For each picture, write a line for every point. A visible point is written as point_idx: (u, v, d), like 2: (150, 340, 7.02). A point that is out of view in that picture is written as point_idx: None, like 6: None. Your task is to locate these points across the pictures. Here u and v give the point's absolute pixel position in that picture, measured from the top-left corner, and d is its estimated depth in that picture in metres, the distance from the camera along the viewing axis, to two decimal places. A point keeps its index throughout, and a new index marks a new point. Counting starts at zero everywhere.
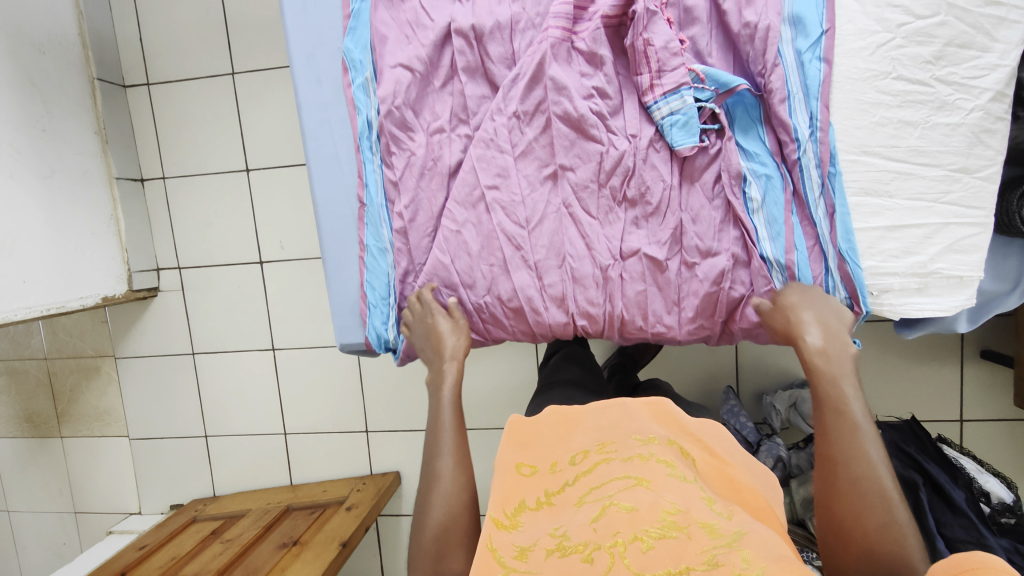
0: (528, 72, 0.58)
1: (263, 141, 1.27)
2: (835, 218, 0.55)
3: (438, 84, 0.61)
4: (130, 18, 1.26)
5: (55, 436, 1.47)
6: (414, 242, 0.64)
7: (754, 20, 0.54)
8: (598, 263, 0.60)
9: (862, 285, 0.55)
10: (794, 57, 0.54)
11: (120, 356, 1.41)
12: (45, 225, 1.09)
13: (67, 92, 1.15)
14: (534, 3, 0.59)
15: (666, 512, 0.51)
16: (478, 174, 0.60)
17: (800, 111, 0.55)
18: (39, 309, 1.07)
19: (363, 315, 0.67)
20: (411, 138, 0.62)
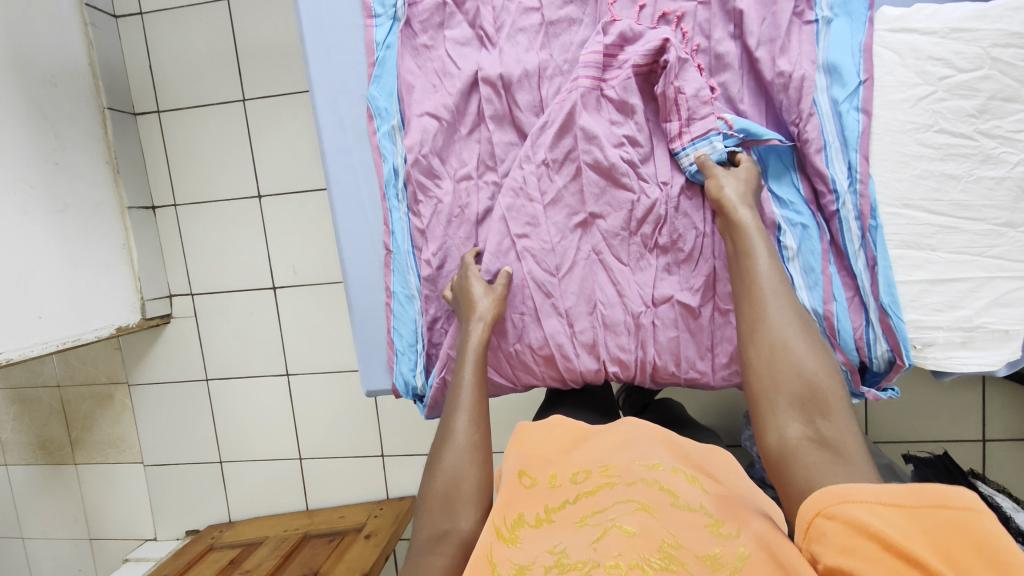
0: (557, 121, 0.59)
1: (275, 166, 1.26)
2: (876, 271, 0.58)
3: (466, 131, 0.63)
4: (140, 46, 1.26)
5: (68, 463, 1.47)
6: (443, 288, 0.64)
7: (789, 69, 0.58)
8: (629, 310, 0.60)
9: (905, 339, 0.57)
10: (830, 106, 0.58)
11: (133, 382, 1.41)
12: (59, 259, 1.09)
13: (78, 123, 1.15)
14: (562, 51, 0.61)
15: (664, 544, 0.48)
16: (508, 223, 0.61)
17: (838, 161, 0.58)
18: (55, 343, 1.07)
19: (391, 362, 0.67)
20: (439, 185, 0.63)
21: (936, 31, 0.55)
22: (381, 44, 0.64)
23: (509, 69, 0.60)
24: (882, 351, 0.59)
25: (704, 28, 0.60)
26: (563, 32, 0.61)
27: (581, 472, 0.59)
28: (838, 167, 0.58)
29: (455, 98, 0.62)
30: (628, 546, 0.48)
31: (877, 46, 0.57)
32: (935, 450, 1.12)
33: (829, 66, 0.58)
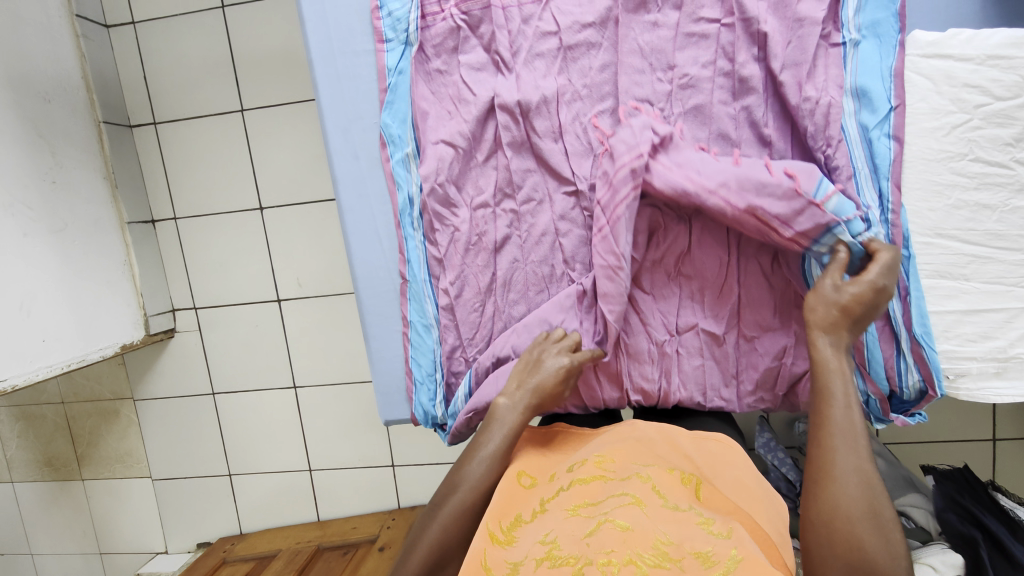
0: (578, 148, 0.62)
1: (277, 178, 1.24)
2: (909, 302, 0.58)
3: (482, 158, 0.64)
4: (133, 56, 1.23)
5: (75, 479, 1.46)
6: (461, 317, 0.65)
7: (815, 95, 0.57)
8: (654, 340, 0.64)
9: (936, 369, 0.58)
10: (860, 132, 0.57)
11: (138, 398, 1.39)
12: (62, 280, 1.07)
13: (74, 139, 1.13)
14: (580, 76, 0.62)
15: (658, 541, 0.48)
16: (527, 252, 0.63)
17: (869, 189, 0.58)
18: (60, 366, 1.05)
19: (409, 392, 0.67)
20: (457, 213, 0.64)
21: (972, 57, 0.55)
22: (393, 69, 0.65)
23: (526, 97, 0.61)
24: (913, 381, 0.60)
25: (725, 52, 0.60)
26: (581, 58, 0.62)
27: (576, 461, 0.59)
28: (869, 195, 0.58)
29: (474, 125, 0.63)
30: (622, 540, 0.47)
31: (909, 71, 0.57)
32: (954, 462, 1.12)
33: (858, 91, 0.58)
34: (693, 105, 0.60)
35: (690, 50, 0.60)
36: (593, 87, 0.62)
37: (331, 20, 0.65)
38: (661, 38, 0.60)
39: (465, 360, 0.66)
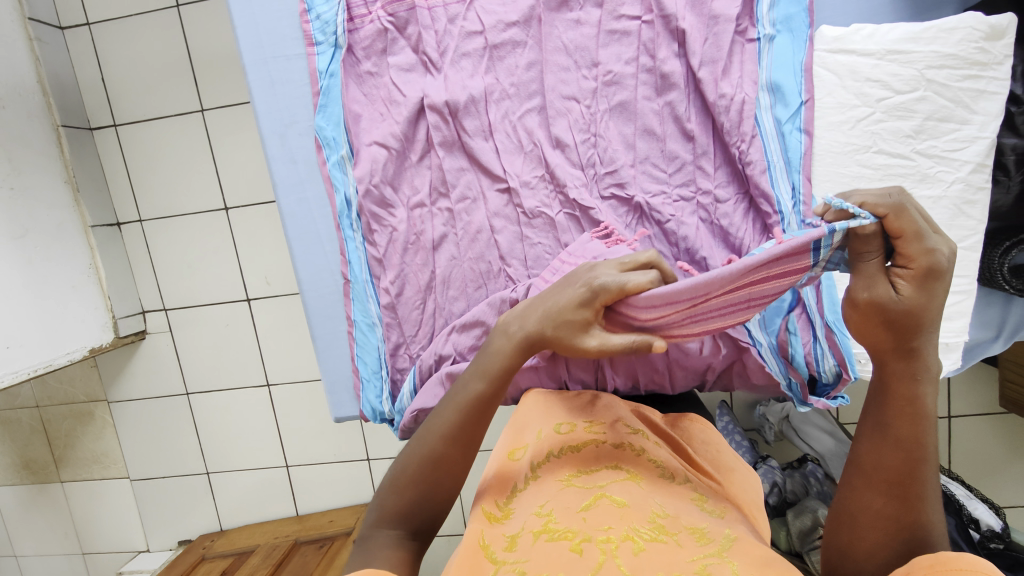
0: (506, 147, 0.64)
1: (239, 178, 1.24)
2: (822, 290, 0.63)
3: (416, 158, 0.66)
4: (90, 58, 1.22)
5: (54, 481, 1.47)
6: (403, 315, 0.67)
7: (730, 92, 0.59)
8: None
9: (849, 353, 0.61)
10: (774, 125, 0.59)
11: (113, 400, 1.40)
12: (23, 288, 1.07)
13: (32, 144, 1.12)
14: (507, 75, 0.64)
15: (655, 514, 0.52)
16: (462, 248, 0.65)
17: (784, 181, 0.59)
18: (26, 372, 1.05)
19: (358, 391, 0.69)
20: (392, 213, 0.66)
21: (873, 52, 0.57)
22: (325, 72, 0.66)
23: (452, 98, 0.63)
24: (830, 365, 0.62)
25: (645, 47, 0.61)
26: (506, 58, 0.64)
27: (566, 424, 0.64)
28: (781, 186, 0.59)
29: (403, 124, 0.65)
30: (620, 515, 0.52)
31: (818, 66, 0.59)
32: None
33: (772, 86, 0.60)
34: (617, 102, 0.62)
35: (611, 48, 0.62)
36: (519, 84, 0.63)
37: (260, 24, 0.66)
38: (583, 35, 0.62)
39: (409, 357, 0.68)
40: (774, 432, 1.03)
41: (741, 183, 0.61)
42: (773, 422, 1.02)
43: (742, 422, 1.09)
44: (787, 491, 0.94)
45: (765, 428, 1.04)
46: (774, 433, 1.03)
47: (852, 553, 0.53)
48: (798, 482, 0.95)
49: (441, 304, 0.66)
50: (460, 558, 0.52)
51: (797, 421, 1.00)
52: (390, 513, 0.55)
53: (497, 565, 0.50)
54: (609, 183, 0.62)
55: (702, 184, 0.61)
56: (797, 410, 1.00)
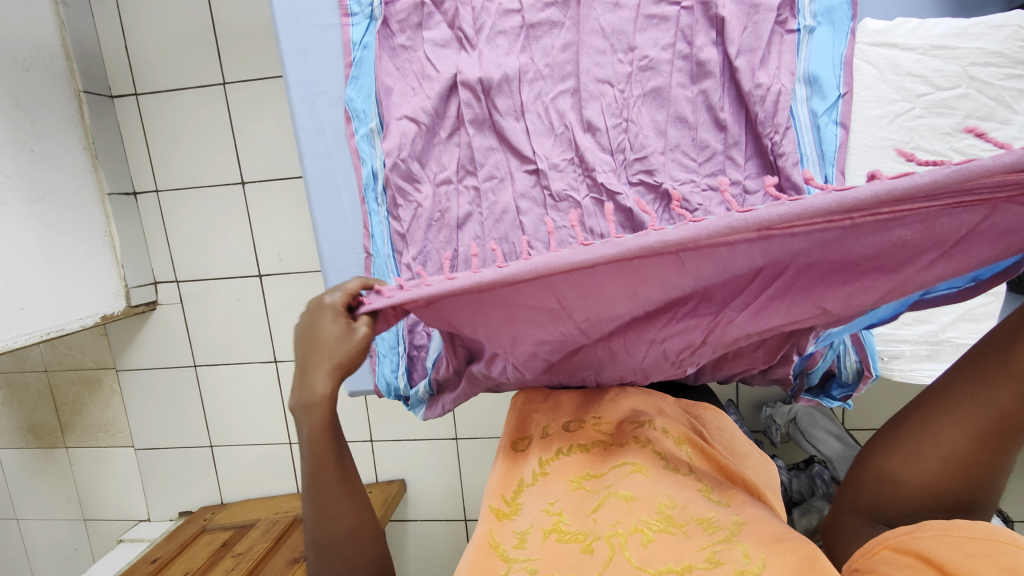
0: (536, 128, 0.64)
1: (258, 153, 1.24)
2: None
3: (445, 135, 0.66)
4: (114, 25, 1.22)
5: (59, 447, 1.48)
6: None
7: (767, 82, 0.59)
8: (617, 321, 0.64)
9: (872, 349, 0.61)
10: (809, 118, 0.59)
11: (120, 368, 1.41)
12: (39, 250, 1.07)
13: (53, 108, 1.13)
14: (542, 55, 0.64)
15: (662, 504, 0.53)
16: (484, 227, 0.64)
17: (816, 172, 0.59)
18: (38, 335, 1.06)
19: (374, 365, 0.72)
20: (418, 188, 0.66)
21: (915, 47, 0.59)
22: (358, 43, 0.68)
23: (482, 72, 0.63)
24: (851, 361, 0.62)
25: (683, 31, 0.61)
26: (541, 37, 0.64)
27: (574, 421, 0.65)
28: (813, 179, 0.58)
29: (434, 99, 0.65)
30: (627, 509, 0.53)
31: (859, 58, 0.61)
32: None
33: (809, 79, 0.60)
34: (653, 87, 0.61)
35: (649, 30, 0.61)
36: (553, 63, 0.63)
37: None
38: (622, 16, 0.62)
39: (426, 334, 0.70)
40: (781, 433, 1.03)
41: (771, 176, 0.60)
42: (780, 424, 1.01)
43: (749, 423, 1.10)
44: (793, 491, 0.95)
45: (772, 430, 1.03)
46: (781, 434, 1.03)
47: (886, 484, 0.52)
48: (805, 483, 0.95)
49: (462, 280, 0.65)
50: (471, 554, 0.53)
51: (804, 422, 1.00)
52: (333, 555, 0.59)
53: (509, 562, 0.51)
54: (637, 167, 0.62)
55: (731, 174, 0.60)
56: (805, 411, 1.00)
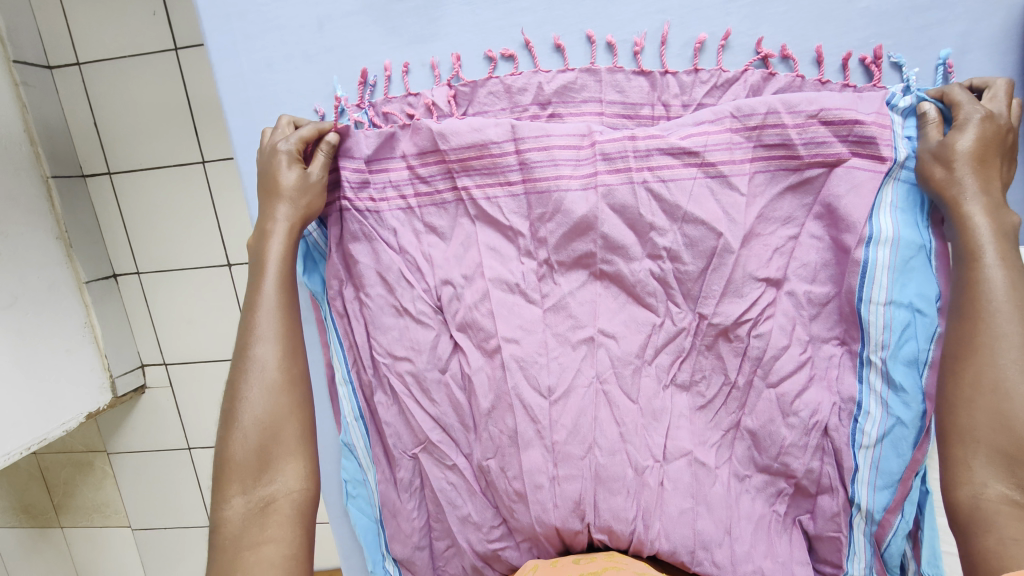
0: (575, 223, 0.58)
1: (243, 234, 1.16)
2: (921, 537, 0.57)
3: (453, 213, 0.61)
4: (81, 101, 1.11)
5: (54, 526, 1.43)
6: (419, 419, 0.61)
7: (780, 232, 0.58)
8: (633, 460, 0.59)
9: None
10: (889, 260, 0.54)
11: (112, 451, 1.34)
12: (13, 361, 0.99)
13: (20, 201, 1.04)
14: (572, 157, 0.58)
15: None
16: (500, 323, 0.59)
17: (896, 365, 0.55)
18: (18, 452, 1.00)
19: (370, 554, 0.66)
20: (467, 282, 0.60)
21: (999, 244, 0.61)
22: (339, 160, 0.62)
23: (496, 145, 0.58)
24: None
25: (711, 179, 0.57)
26: (590, 162, 0.58)
27: (586, 557, 0.58)
28: (872, 360, 0.56)
29: (491, 205, 0.59)
30: None
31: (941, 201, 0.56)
32: None
33: (861, 262, 0.55)
34: (689, 214, 0.57)
35: (679, 172, 0.57)
36: (592, 193, 0.58)
37: None
38: (662, 153, 0.56)
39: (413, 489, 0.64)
40: None
41: (779, 302, 0.58)
42: None
43: None
44: None
45: None
46: None
47: (980, 543, 0.42)
48: None
49: (528, 371, 0.59)
50: None
51: None
52: (236, 477, 0.50)
53: None
54: (668, 268, 0.58)
55: (749, 294, 0.58)
56: None
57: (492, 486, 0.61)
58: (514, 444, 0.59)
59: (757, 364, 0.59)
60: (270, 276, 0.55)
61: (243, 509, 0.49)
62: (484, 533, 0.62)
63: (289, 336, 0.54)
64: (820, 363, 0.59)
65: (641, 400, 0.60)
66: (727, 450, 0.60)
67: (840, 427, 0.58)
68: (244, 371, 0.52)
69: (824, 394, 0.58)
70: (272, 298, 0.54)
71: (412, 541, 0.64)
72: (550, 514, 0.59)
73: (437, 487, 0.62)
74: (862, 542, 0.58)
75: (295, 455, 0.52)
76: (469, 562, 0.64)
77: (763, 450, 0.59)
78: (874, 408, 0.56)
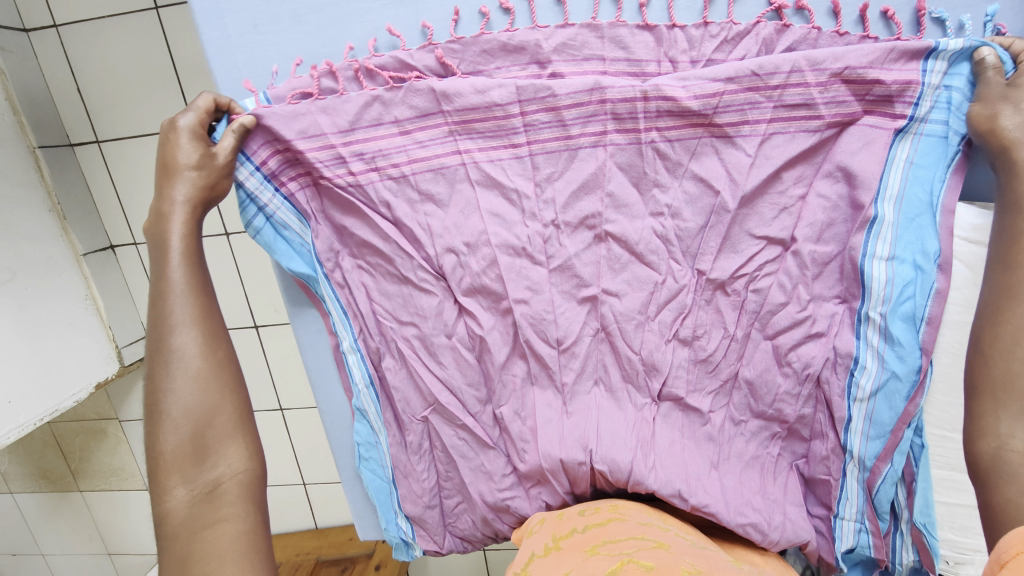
0: (582, 182, 0.58)
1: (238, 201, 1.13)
2: (915, 491, 0.57)
3: (455, 177, 0.59)
4: (62, 66, 1.07)
5: (74, 490, 1.47)
6: (428, 387, 0.63)
7: (793, 188, 0.57)
8: (635, 406, 0.61)
9: (935, 552, 0.56)
10: (890, 217, 0.54)
11: (124, 418, 1.37)
12: (17, 335, 1.00)
13: (9, 173, 1.01)
14: (575, 114, 0.56)
15: (685, 571, 0.45)
16: (508, 284, 0.59)
17: (895, 321, 0.54)
18: (31, 423, 1.02)
19: (388, 518, 0.68)
20: (471, 251, 0.60)
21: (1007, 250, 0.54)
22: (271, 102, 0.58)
23: (501, 107, 0.56)
24: (909, 561, 0.58)
25: (716, 139, 0.56)
26: (599, 121, 0.57)
27: (590, 509, 0.60)
28: (871, 317, 0.55)
29: (495, 168, 0.59)
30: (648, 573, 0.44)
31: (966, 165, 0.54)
32: None
33: (869, 220, 0.55)
34: (691, 171, 0.57)
35: (684, 132, 0.56)
36: (602, 151, 0.57)
37: None
38: (671, 115, 0.55)
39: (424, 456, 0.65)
40: None
41: (788, 258, 0.58)
42: None
43: None
44: None
45: None
46: None
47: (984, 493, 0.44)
48: None
49: (537, 328, 0.60)
50: None
51: None
52: (175, 470, 0.51)
53: None
54: (668, 225, 0.58)
55: (746, 249, 0.58)
56: None
57: (506, 431, 0.62)
58: (528, 385, 0.62)
59: (754, 318, 0.59)
60: (174, 263, 0.55)
61: (186, 497, 0.51)
62: (494, 483, 0.63)
63: (207, 322, 0.55)
64: (821, 319, 0.58)
65: (642, 351, 0.60)
66: (724, 397, 0.61)
67: (835, 380, 0.58)
68: (163, 359, 0.53)
69: (819, 348, 0.58)
70: (180, 286, 0.54)
71: (423, 501, 0.66)
72: (554, 449, 0.60)
73: (449, 444, 0.63)
74: (853, 484, 0.58)
75: (231, 438, 0.54)
76: (479, 514, 0.65)
77: (760, 399, 0.60)
78: (870, 362, 0.56)
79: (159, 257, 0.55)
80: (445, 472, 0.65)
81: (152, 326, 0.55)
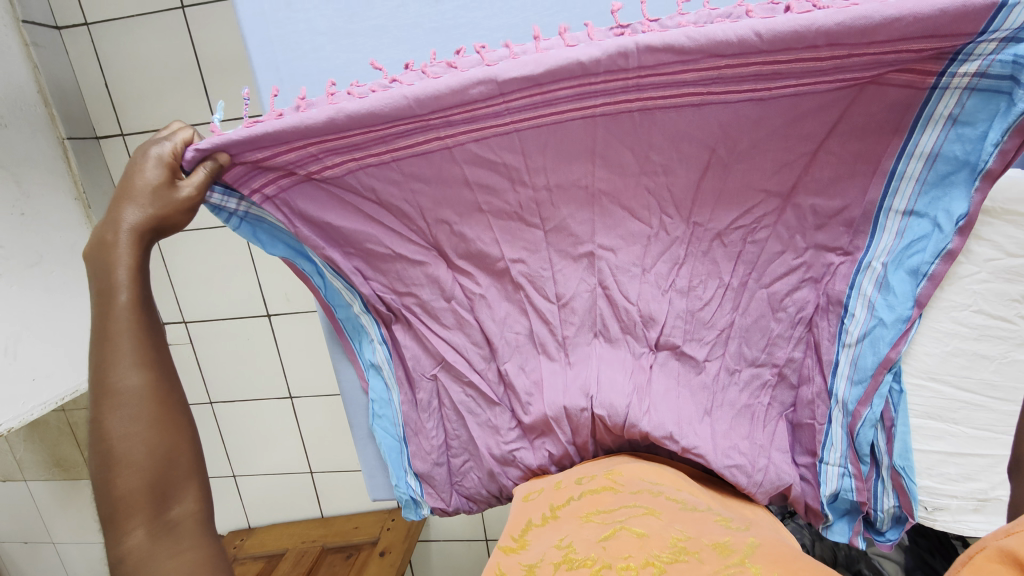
0: None
1: None
2: (895, 436, 0.60)
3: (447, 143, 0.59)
4: (91, 63, 1.13)
5: (86, 477, 1.50)
6: (439, 343, 0.67)
7: None
8: (632, 351, 0.65)
9: (914, 497, 0.60)
10: (912, 172, 0.56)
11: None
12: (42, 314, 1.04)
13: (36, 162, 1.07)
14: (566, 91, 0.54)
15: (675, 538, 0.48)
16: (503, 247, 0.64)
17: (895, 272, 0.58)
18: (53, 402, 1.04)
19: (399, 474, 0.72)
20: (466, 219, 0.63)
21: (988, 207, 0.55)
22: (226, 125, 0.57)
23: (480, 100, 0.54)
24: (889, 506, 0.62)
25: (715, 105, 0.55)
26: (589, 101, 0.55)
27: (588, 475, 0.61)
28: (872, 265, 0.59)
29: (483, 147, 0.59)
30: (638, 544, 0.48)
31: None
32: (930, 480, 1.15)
33: (888, 174, 0.56)
34: None
35: (682, 102, 0.55)
36: (593, 124, 0.58)
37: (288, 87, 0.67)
38: (670, 88, 0.54)
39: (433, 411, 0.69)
40: None
41: (784, 213, 0.60)
42: None
43: None
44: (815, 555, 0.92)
45: None
46: None
47: None
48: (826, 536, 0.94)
49: (536, 284, 0.65)
50: None
51: None
52: (133, 511, 0.51)
53: None
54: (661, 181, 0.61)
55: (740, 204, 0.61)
56: None
57: (511, 385, 0.66)
58: (530, 341, 0.66)
59: (751, 269, 0.62)
60: (123, 304, 0.53)
61: (145, 537, 0.51)
62: (501, 436, 0.67)
63: (159, 363, 0.55)
64: (818, 267, 0.61)
65: (639, 303, 0.64)
66: (720, 347, 0.64)
67: (825, 324, 0.62)
68: (113, 402, 0.52)
69: (812, 293, 0.62)
70: (130, 329, 0.53)
71: (431, 458, 0.70)
72: (558, 396, 0.64)
73: (457, 399, 0.68)
74: (838, 429, 0.61)
75: (188, 479, 0.55)
76: (485, 468, 0.69)
77: (752, 342, 0.63)
78: (859, 311, 0.59)
79: (103, 293, 0.53)
80: (453, 431, 0.69)
81: (93, 365, 0.53)
